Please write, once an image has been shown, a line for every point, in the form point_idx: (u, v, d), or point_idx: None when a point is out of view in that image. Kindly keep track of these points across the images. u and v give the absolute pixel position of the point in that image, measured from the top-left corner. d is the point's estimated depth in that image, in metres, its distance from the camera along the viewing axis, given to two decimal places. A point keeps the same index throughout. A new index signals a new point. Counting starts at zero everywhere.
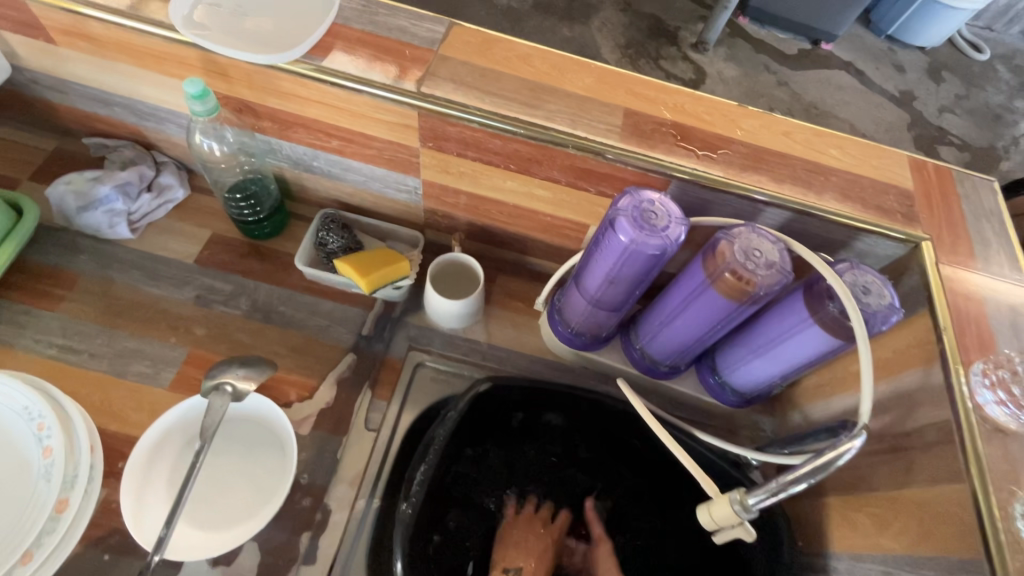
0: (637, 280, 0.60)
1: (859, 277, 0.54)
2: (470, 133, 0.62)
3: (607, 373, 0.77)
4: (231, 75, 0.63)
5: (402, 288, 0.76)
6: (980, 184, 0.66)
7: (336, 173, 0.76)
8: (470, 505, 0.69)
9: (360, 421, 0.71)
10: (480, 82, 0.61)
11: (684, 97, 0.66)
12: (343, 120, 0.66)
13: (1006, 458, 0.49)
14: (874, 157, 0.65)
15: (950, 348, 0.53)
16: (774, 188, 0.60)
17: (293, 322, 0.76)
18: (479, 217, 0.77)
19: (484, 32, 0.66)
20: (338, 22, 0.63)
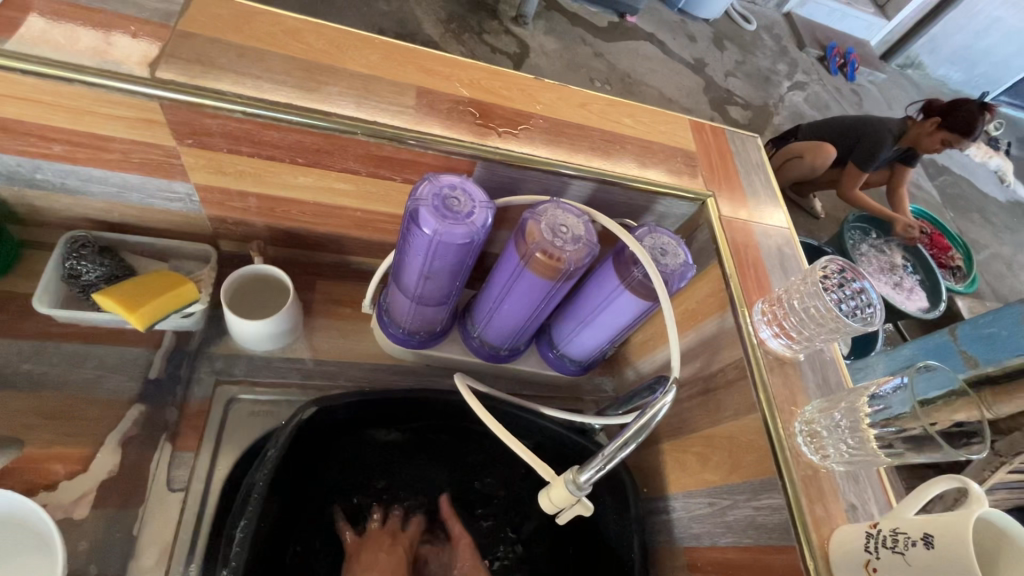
0: (454, 272, 0.56)
1: (657, 240, 0.57)
2: (236, 125, 0.52)
3: (450, 368, 0.74)
4: None
5: (194, 314, 0.65)
6: (748, 141, 0.75)
7: (73, 186, 0.60)
8: (312, 535, 0.65)
9: (161, 483, 0.59)
10: (238, 64, 0.52)
11: (481, 72, 0.63)
12: (58, 119, 0.51)
13: (784, 383, 0.57)
14: (662, 123, 0.69)
15: (736, 293, 0.59)
16: (576, 161, 0.61)
17: (45, 381, 0.60)
18: (279, 220, 0.67)
19: (239, 3, 0.56)
20: None
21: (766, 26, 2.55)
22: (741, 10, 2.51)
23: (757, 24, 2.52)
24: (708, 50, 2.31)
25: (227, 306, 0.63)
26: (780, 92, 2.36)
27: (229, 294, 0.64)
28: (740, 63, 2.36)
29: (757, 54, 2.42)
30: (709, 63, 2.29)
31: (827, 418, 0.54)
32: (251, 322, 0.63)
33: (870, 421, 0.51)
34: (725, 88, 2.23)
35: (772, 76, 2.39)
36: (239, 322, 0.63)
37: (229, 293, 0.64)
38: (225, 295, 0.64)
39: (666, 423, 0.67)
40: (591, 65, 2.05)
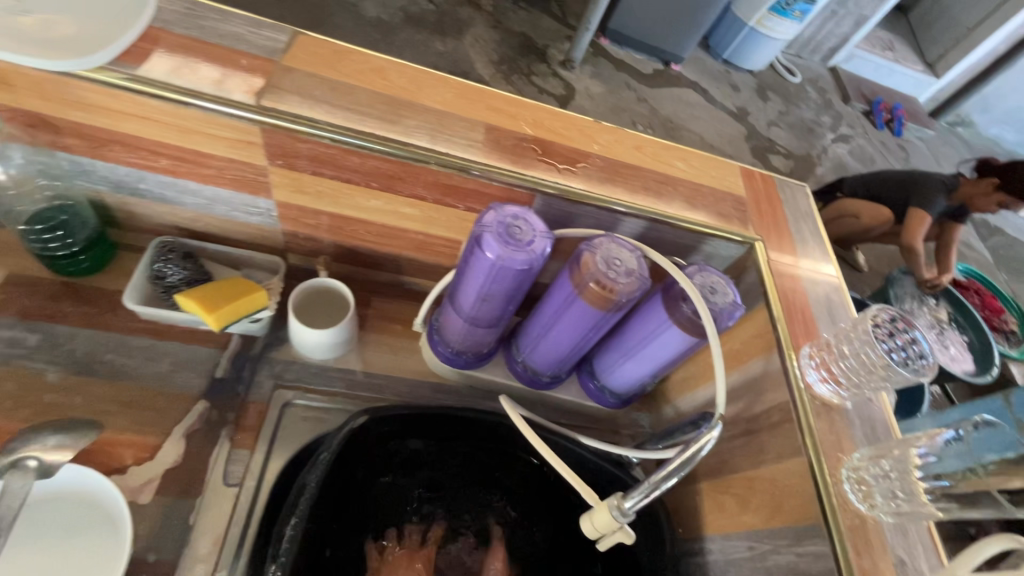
0: (509, 296, 0.59)
1: (706, 278, 0.59)
2: (323, 150, 0.58)
3: (491, 390, 0.76)
4: (13, 83, 0.52)
5: (262, 321, 0.69)
6: (796, 189, 0.76)
7: (169, 196, 0.66)
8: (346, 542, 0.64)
9: (218, 477, 0.62)
10: (330, 96, 0.57)
11: (544, 112, 0.67)
12: (170, 137, 0.57)
13: (831, 430, 0.56)
14: (713, 168, 0.72)
15: (784, 336, 0.60)
16: (630, 199, 0.64)
17: (124, 372, 0.64)
18: (346, 238, 0.72)
19: (333, 43, 0.62)
20: (155, 25, 0.55)
21: (811, 79, 2.58)
22: (785, 63, 2.55)
23: (802, 77, 2.55)
24: (752, 100, 2.35)
25: (294, 314, 0.68)
26: (824, 143, 2.36)
27: (296, 303, 0.69)
28: (784, 113, 2.38)
29: (801, 105, 2.45)
30: (752, 112, 2.32)
31: (875, 466, 0.53)
32: (313, 331, 0.67)
33: (920, 475, 0.51)
34: (767, 137, 2.26)
35: (816, 128, 2.40)
36: (301, 331, 0.67)
37: (295, 303, 0.69)
38: (292, 304, 0.68)
39: (705, 462, 0.67)
40: (634, 110, 2.11)
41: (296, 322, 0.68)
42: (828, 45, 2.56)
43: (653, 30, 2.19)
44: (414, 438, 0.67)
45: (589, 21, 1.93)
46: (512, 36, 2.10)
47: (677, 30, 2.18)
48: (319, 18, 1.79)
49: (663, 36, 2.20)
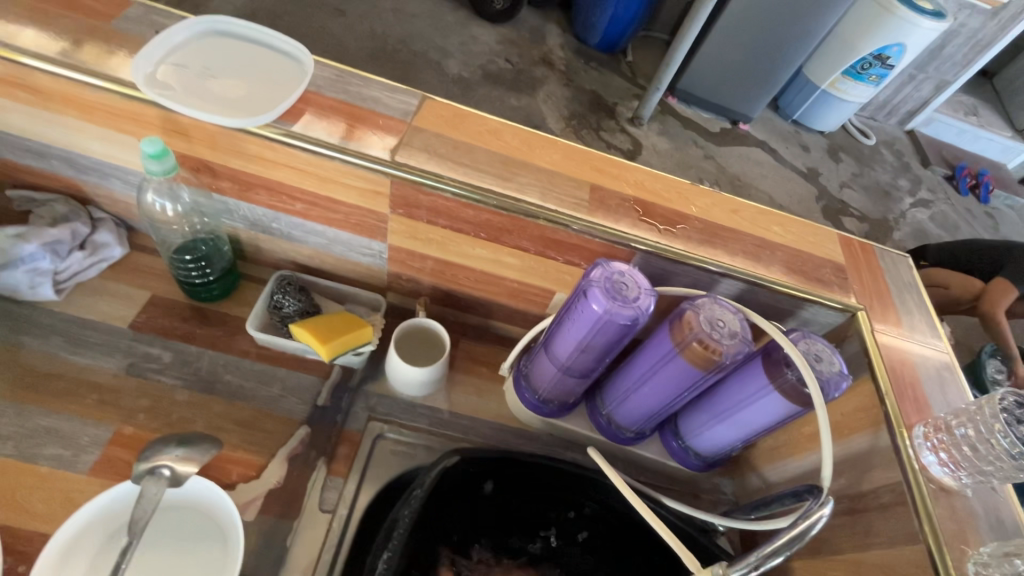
0: (608, 349, 0.61)
1: (810, 345, 0.58)
2: (443, 202, 0.63)
3: (572, 441, 0.76)
4: (193, 135, 0.61)
5: (363, 354, 0.73)
6: (897, 259, 0.75)
7: (296, 235, 0.73)
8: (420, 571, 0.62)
9: (315, 501, 0.65)
10: (453, 154, 0.63)
11: (643, 174, 0.71)
12: (310, 185, 0.64)
13: (951, 518, 0.53)
14: (810, 234, 0.72)
15: (894, 412, 0.58)
16: (729, 262, 0.65)
17: (240, 393, 0.70)
18: (445, 282, 0.76)
19: (455, 106, 0.68)
20: (311, 90, 0.63)
21: (886, 142, 2.52)
22: (860, 125, 2.52)
23: (877, 139, 2.50)
24: (822, 160, 2.31)
25: (394, 351, 0.72)
26: (903, 208, 2.28)
27: (397, 340, 0.74)
28: (858, 176, 2.33)
29: (876, 168, 2.39)
30: (824, 173, 2.28)
31: (1005, 563, 0.49)
32: (412, 367, 0.71)
33: None
34: (840, 199, 2.20)
35: (894, 191, 2.32)
36: (401, 366, 0.71)
37: (396, 340, 0.74)
38: (393, 341, 0.73)
39: None
40: (702, 167, 2.13)
41: (395, 358, 0.72)
42: (907, 109, 2.50)
43: (723, 91, 2.23)
44: (497, 484, 0.67)
45: (659, 81, 1.99)
46: (583, 93, 2.19)
47: (746, 92, 2.21)
48: (406, 74, 1.95)
49: (733, 97, 2.24)
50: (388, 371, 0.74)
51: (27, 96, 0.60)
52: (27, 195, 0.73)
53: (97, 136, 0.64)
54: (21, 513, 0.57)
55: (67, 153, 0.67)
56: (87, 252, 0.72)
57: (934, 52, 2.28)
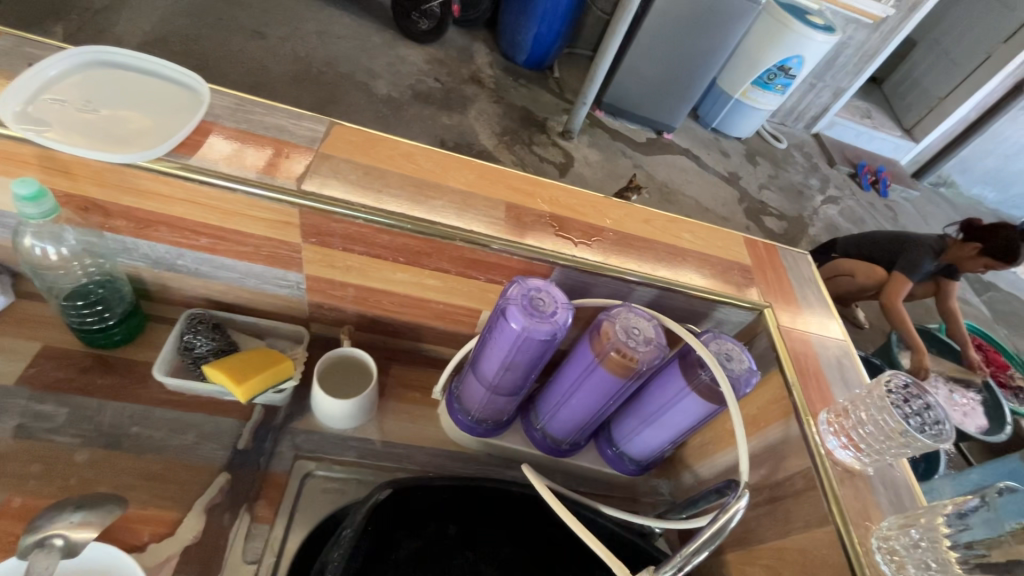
0: (532, 364, 0.62)
1: (721, 345, 0.61)
2: (356, 229, 0.62)
3: (510, 458, 0.76)
4: (75, 172, 0.56)
5: (286, 390, 0.70)
6: (798, 257, 0.80)
7: (204, 271, 0.69)
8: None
9: (237, 554, 0.62)
10: (364, 180, 0.62)
11: (558, 190, 0.72)
12: (213, 218, 0.61)
13: (855, 497, 0.57)
14: (718, 238, 0.76)
15: (800, 402, 0.61)
16: (643, 270, 0.67)
17: (149, 444, 0.65)
18: (369, 308, 0.74)
19: (365, 131, 0.68)
20: (208, 119, 0.60)
21: (796, 144, 2.72)
22: (771, 131, 2.71)
23: (788, 142, 2.70)
24: (742, 165, 2.47)
25: (318, 384, 0.69)
26: (815, 205, 2.46)
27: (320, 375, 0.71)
28: (773, 177, 2.50)
29: (788, 169, 2.57)
30: (743, 176, 2.44)
31: (904, 535, 0.53)
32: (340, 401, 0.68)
33: (951, 543, 0.51)
34: (760, 200, 2.35)
35: (806, 190, 2.50)
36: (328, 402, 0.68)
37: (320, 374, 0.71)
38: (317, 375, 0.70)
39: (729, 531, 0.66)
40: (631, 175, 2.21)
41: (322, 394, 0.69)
42: (810, 114, 2.71)
43: (646, 103, 2.34)
44: (433, 516, 0.66)
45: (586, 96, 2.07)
46: (513, 110, 2.23)
47: (667, 103, 2.33)
48: (331, 96, 1.91)
49: (656, 108, 2.35)
50: (315, 408, 0.71)
51: None
52: None
53: None
54: None
55: None
56: None
57: (829, 62, 2.50)
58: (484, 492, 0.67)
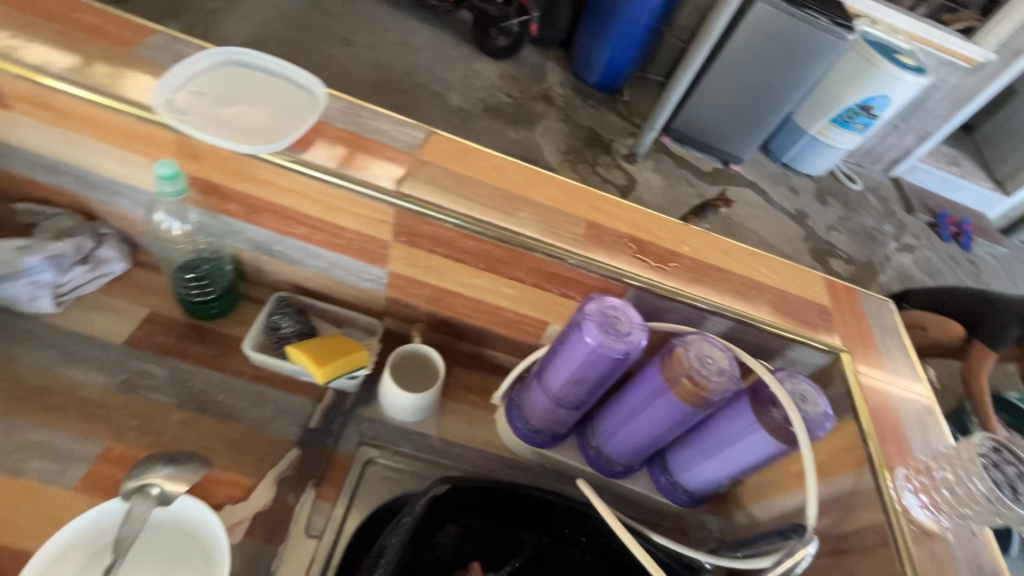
0: (600, 381, 0.62)
1: (796, 385, 0.60)
2: (444, 233, 0.65)
3: (562, 472, 0.76)
4: (205, 158, 0.62)
5: (357, 377, 0.73)
6: (880, 303, 0.77)
7: (298, 258, 0.75)
8: None
9: (301, 526, 0.65)
10: (457, 187, 0.66)
11: (638, 213, 0.73)
12: (316, 211, 0.66)
13: (932, 561, 0.54)
14: (796, 276, 0.75)
15: (876, 454, 0.59)
16: (719, 300, 0.67)
17: (233, 413, 0.70)
18: (442, 309, 0.78)
19: (460, 141, 0.71)
20: (323, 120, 0.65)
21: (873, 187, 2.60)
22: (846, 171, 2.60)
23: (864, 184, 2.59)
24: (810, 203, 2.38)
25: (390, 376, 0.72)
26: (888, 252, 2.34)
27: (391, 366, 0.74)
28: (844, 219, 2.40)
29: (862, 212, 2.46)
30: (811, 215, 2.35)
31: None
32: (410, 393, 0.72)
33: None
34: (827, 241, 2.26)
35: (879, 236, 2.39)
36: (400, 393, 0.72)
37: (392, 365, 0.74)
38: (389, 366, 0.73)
39: None
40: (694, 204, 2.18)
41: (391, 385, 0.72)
42: (890, 156, 2.59)
43: (717, 132, 2.31)
44: (484, 516, 0.69)
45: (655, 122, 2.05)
46: (579, 129, 2.26)
47: (739, 134, 2.29)
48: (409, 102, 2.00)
49: (726, 138, 2.32)
50: (382, 397, 0.74)
51: (46, 115, 0.62)
52: (33, 209, 0.75)
53: (111, 155, 0.66)
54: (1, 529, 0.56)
55: (78, 170, 0.69)
56: (90, 266, 0.73)
57: (916, 105, 2.39)
58: (534, 501, 0.68)
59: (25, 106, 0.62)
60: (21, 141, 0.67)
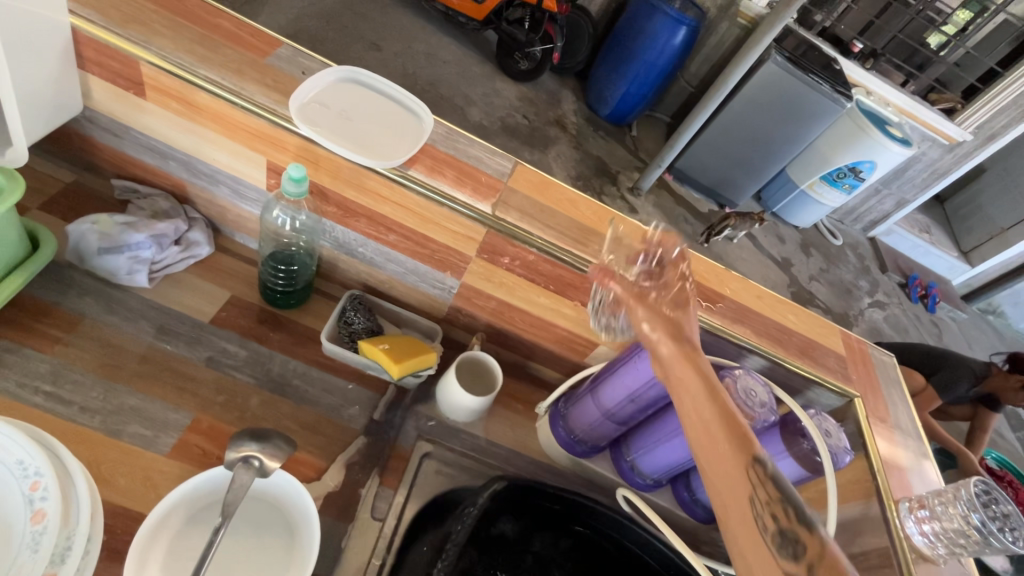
0: (653, 401, 0.71)
1: (821, 422, 0.69)
2: (526, 256, 0.72)
3: (594, 482, 0.84)
4: (322, 164, 0.69)
5: (422, 377, 0.79)
6: (884, 357, 0.88)
7: (377, 261, 0.81)
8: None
9: (367, 509, 0.71)
10: (540, 216, 0.74)
11: (689, 255, 0.82)
12: (411, 222, 0.73)
13: None
14: (817, 325, 0.85)
15: (885, 488, 0.68)
16: (755, 340, 0.76)
17: (306, 398, 0.75)
18: (501, 321, 0.85)
19: (540, 174, 0.79)
20: (428, 142, 0.73)
21: (852, 244, 2.79)
22: (831, 226, 2.78)
23: (844, 240, 2.77)
24: (796, 254, 2.53)
25: (455, 374, 0.79)
26: (862, 306, 2.50)
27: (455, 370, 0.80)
28: (825, 271, 2.56)
29: (840, 267, 2.63)
30: (796, 264, 2.49)
31: None
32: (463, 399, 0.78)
33: None
34: (809, 290, 2.41)
35: (856, 290, 2.55)
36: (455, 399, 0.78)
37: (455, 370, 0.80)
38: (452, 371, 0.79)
39: None
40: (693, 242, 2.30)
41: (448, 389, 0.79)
42: (870, 218, 2.77)
43: (716, 176, 2.44)
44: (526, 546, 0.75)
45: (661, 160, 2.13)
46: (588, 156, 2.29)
47: (737, 181, 2.43)
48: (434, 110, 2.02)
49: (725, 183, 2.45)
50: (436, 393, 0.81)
51: (178, 107, 0.68)
52: (130, 186, 0.79)
53: (228, 150, 0.71)
54: (103, 485, 0.60)
55: (190, 159, 0.74)
56: (181, 247, 0.77)
57: (897, 173, 2.55)
58: (571, 515, 0.77)
59: (161, 98, 0.67)
60: (142, 126, 0.72)
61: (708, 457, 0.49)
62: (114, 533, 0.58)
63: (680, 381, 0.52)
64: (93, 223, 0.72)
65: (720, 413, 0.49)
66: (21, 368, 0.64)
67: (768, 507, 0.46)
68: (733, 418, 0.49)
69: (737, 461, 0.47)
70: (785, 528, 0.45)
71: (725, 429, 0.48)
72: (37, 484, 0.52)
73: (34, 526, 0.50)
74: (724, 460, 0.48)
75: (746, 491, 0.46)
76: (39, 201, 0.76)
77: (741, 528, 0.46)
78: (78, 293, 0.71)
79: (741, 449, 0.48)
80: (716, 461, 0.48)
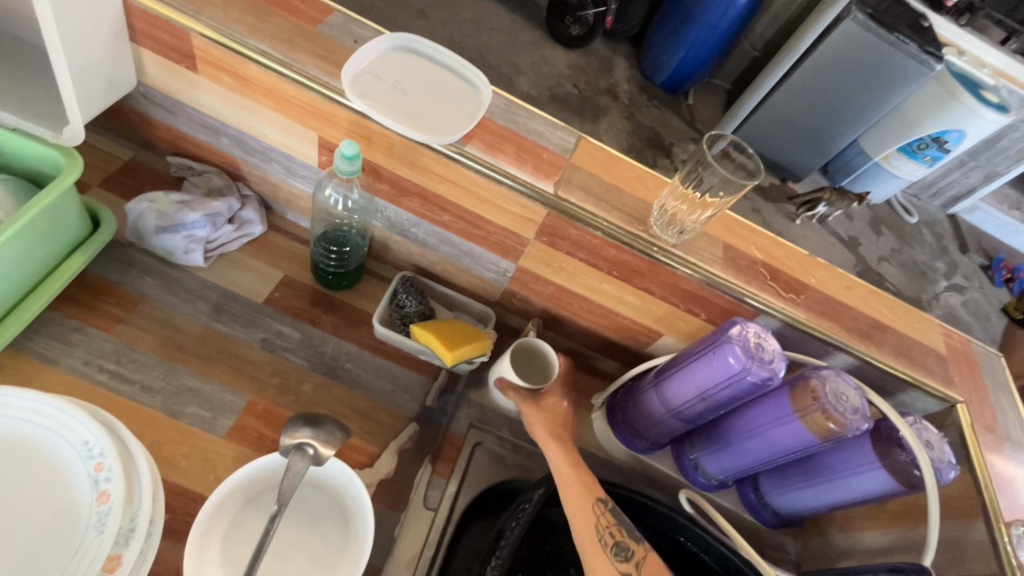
0: (727, 401, 0.64)
1: (922, 431, 0.61)
2: (589, 239, 0.67)
3: (653, 478, 0.80)
4: (375, 141, 0.65)
5: (475, 363, 0.76)
6: (992, 357, 0.78)
7: (430, 242, 0.77)
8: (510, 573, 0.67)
9: (420, 498, 0.69)
10: (606, 195, 0.67)
11: (769, 240, 0.74)
12: (467, 202, 0.68)
13: None
14: (914, 320, 0.76)
15: (992, 507, 0.61)
16: (845, 337, 0.68)
17: (359, 382, 0.73)
18: (558, 308, 0.80)
19: (606, 149, 0.73)
20: (485, 115, 0.67)
21: None
22: None
23: None
24: None
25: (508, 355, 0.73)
26: None
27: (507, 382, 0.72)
28: None
29: None
30: None
31: None
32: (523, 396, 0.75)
33: None
34: None
35: None
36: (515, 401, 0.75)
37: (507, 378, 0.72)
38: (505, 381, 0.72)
39: None
40: None
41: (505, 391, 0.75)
42: None
43: None
44: (578, 556, 0.73)
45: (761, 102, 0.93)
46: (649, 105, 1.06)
47: None
48: None
49: None
50: (489, 373, 0.77)
51: (230, 82, 0.65)
52: (185, 163, 0.79)
53: (280, 126, 0.68)
54: (165, 465, 0.60)
55: (242, 135, 0.72)
56: (235, 226, 0.76)
57: None
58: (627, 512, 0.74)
59: (213, 72, 0.65)
60: (195, 101, 0.70)
61: (572, 509, 0.63)
62: (175, 513, 0.58)
63: (549, 454, 0.67)
64: (151, 202, 0.72)
65: (578, 474, 0.65)
66: (86, 347, 0.64)
67: (608, 529, 0.62)
68: (586, 471, 0.66)
69: (582, 501, 0.63)
70: (619, 542, 0.61)
71: (574, 469, 0.65)
72: (103, 465, 0.52)
73: (100, 507, 0.51)
74: (576, 493, 0.63)
75: (591, 522, 0.62)
76: (99, 179, 0.76)
77: (585, 528, 0.61)
78: (137, 272, 0.71)
79: (586, 490, 0.64)
80: (569, 488, 0.64)
